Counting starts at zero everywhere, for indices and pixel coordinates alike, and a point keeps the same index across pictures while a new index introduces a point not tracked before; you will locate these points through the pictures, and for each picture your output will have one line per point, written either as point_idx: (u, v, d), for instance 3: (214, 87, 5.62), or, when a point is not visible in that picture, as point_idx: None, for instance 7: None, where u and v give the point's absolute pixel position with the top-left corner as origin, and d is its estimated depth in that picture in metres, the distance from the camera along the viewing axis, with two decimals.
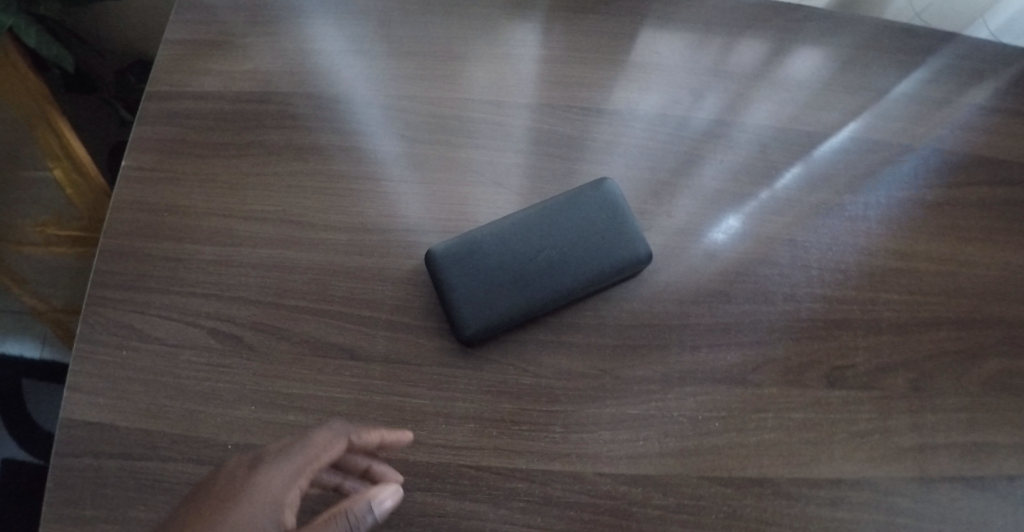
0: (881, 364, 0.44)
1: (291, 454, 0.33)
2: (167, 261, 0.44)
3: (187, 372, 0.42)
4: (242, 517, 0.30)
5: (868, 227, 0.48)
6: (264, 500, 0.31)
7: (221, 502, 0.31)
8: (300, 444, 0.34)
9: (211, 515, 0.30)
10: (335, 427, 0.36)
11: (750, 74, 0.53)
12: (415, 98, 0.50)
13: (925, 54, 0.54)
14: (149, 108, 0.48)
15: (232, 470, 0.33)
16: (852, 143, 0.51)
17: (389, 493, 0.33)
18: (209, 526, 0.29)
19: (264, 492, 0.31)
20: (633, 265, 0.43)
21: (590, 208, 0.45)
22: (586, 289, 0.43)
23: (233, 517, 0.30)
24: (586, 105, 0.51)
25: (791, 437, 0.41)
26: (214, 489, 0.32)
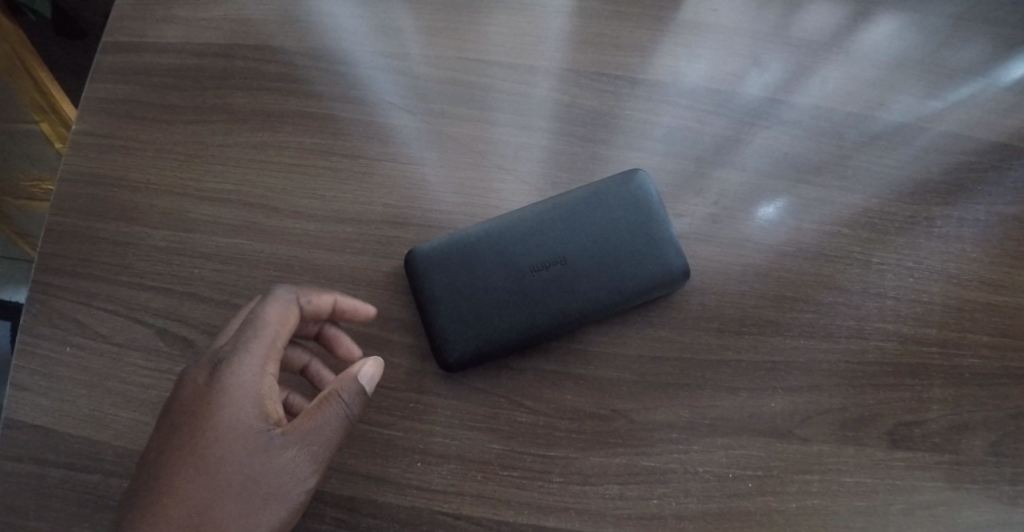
0: (962, 423, 0.35)
1: (247, 345, 0.30)
2: (117, 246, 0.38)
3: (134, 376, 0.36)
4: (227, 426, 0.28)
5: (959, 248, 0.38)
6: (243, 402, 0.29)
7: (196, 415, 0.28)
8: (250, 330, 0.30)
9: (193, 431, 0.28)
10: (283, 301, 0.31)
11: (830, 41, 0.42)
12: (413, 57, 0.41)
13: None
14: (105, 61, 0.41)
15: (192, 376, 0.29)
16: (949, 139, 0.41)
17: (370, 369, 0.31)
18: (193, 442, 0.28)
19: (238, 393, 0.29)
20: (661, 285, 0.35)
21: (611, 207, 0.37)
22: (602, 311, 0.35)
23: (219, 426, 0.28)
24: (618, 74, 0.41)
25: (841, 505, 0.34)
26: (181, 402, 0.29)
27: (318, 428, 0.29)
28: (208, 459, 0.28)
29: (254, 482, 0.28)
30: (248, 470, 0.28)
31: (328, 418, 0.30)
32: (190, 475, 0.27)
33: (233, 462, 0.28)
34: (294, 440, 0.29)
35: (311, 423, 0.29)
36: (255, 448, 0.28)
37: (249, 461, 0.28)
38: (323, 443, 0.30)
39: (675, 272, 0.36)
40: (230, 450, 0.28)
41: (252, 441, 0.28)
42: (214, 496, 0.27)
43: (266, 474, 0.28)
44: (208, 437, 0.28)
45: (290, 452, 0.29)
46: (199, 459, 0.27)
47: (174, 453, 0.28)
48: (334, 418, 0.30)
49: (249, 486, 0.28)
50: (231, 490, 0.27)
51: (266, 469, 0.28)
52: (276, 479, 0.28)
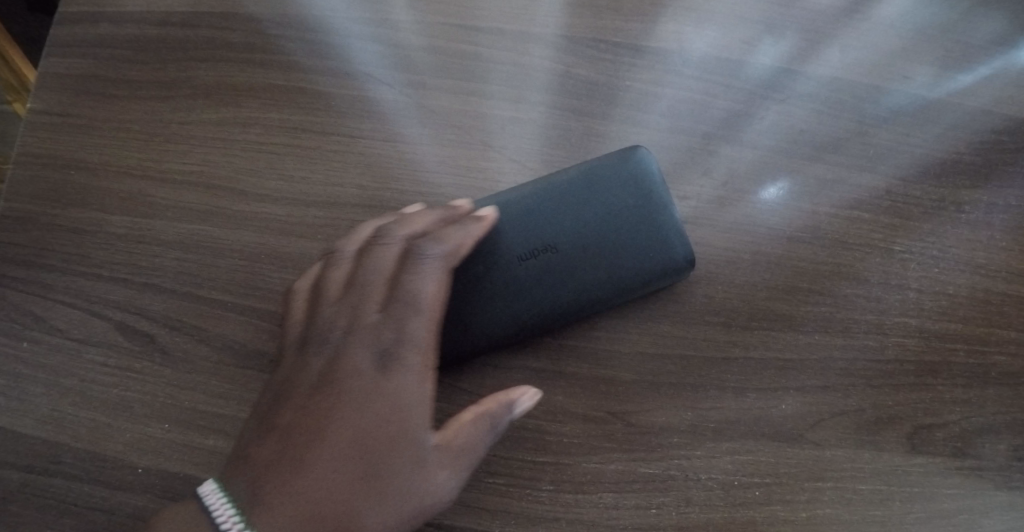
0: (990, 426, 0.32)
1: (423, 340, 0.29)
2: (73, 233, 0.35)
3: (92, 374, 0.34)
4: (390, 425, 0.27)
5: (990, 235, 0.35)
6: (402, 403, 0.27)
7: (357, 407, 0.27)
8: (412, 308, 0.29)
9: (348, 424, 0.27)
10: (440, 280, 0.30)
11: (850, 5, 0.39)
12: (395, 25, 0.38)
13: None
14: (61, 33, 0.38)
15: (350, 363, 0.28)
16: (982, 114, 0.37)
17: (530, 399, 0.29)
18: (348, 432, 0.26)
19: (399, 390, 0.28)
20: (663, 276, 0.32)
21: (610, 189, 0.34)
22: (598, 304, 0.32)
23: (381, 425, 0.27)
24: (617, 41, 0.38)
25: (854, 514, 0.31)
26: (339, 385, 0.28)
27: (471, 448, 0.28)
28: (362, 460, 0.26)
29: (403, 493, 0.26)
30: (397, 479, 0.26)
31: (479, 438, 0.28)
32: (339, 469, 0.26)
33: (386, 469, 0.26)
34: (446, 457, 0.27)
35: (462, 444, 0.27)
36: (410, 459, 0.27)
37: (401, 470, 0.26)
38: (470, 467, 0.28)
39: (677, 264, 0.32)
40: (388, 455, 0.26)
41: (410, 449, 0.27)
42: (361, 497, 0.26)
43: (414, 486, 0.26)
44: (366, 433, 0.27)
45: (442, 472, 0.27)
46: (352, 456, 0.26)
47: (325, 441, 0.26)
48: (484, 444, 0.28)
49: (396, 497, 0.26)
50: (380, 497, 0.26)
51: (416, 480, 0.27)
52: (421, 495, 0.26)
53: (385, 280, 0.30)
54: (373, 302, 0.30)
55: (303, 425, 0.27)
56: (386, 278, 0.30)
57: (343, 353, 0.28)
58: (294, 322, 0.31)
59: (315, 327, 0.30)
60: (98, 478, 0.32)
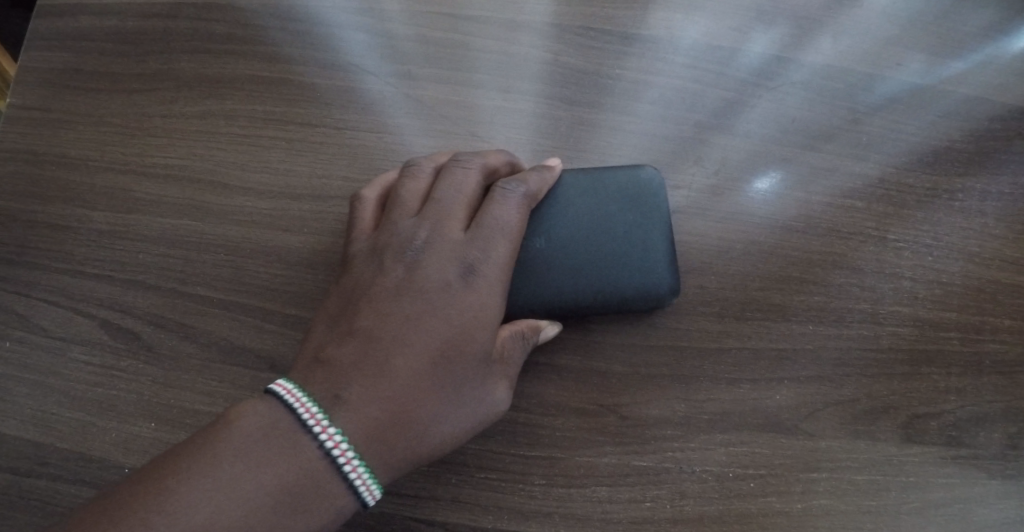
0: (983, 415, 0.32)
1: (501, 261, 0.28)
2: (52, 230, 0.34)
3: (76, 372, 0.33)
4: (466, 339, 0.26)
5: (984, 223, 0.34)
6: (478, 318, 0.27)
7: (436, 316, 0.26)
8: (494, 230, 0.28)
9: (425, 334, 0.26)
10: (522, 213, 0.30)
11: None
12: (382, 16, 0.38)
13: None
14: (39, 26, 0.37)
15: (428, 274, 0.27)
16: (974, 102, 0.36)
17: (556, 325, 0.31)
18: (425, 342, 0.26)
19: (476, 305, 0.27)
20: (652, 295, 0.32)
21: (611, 195, 0.33)
22: (583, 311, 0.32)
23: (457, 338, 0.26)
24: (608, 29, 0.38)
25: (848, 505, 0.31)
26: (418, 295, 0.27)
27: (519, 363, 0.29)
28: (436, 372, 0.26)
29: (469, 407, 0.26)
30: (472, 391, 0.26)
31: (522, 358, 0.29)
32: (413, 378, 0.25)
33: (456, 384, 0.26)
34: (508, 372, 0.28)
35: (513, 366, 0.28)
36: (477, 374, 0.26)
37: (470, 383, 0.26)
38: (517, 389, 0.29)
39: (661, 293, 0.32)
40: (460, 368, 0.26)
41: (479, 365, 0.27)
42: (438, 407, 0.25)
43: (485, 397, 0.27)
44: (444, 346, 0.26)
45: (499, 389, 0.27)
46: (427, 365, 0.25)
47: (401, 348, 0.25)
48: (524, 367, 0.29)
49: (470, 406, 0.26)
50: (456, 406, 0.26)
51: (487, 391, 0.27)
52: (491, 406, 0.27)
53: (464, 200, 0.29)
54: (453, 218, 0.29)
55: (381, 330, 0.26)
56: (465, 197, 0.30)
57: (422, 265, 0.27)
58: (363, 234, 0.30)
59: (388, 238, 0.29)
60: (81, 478, 0.31)
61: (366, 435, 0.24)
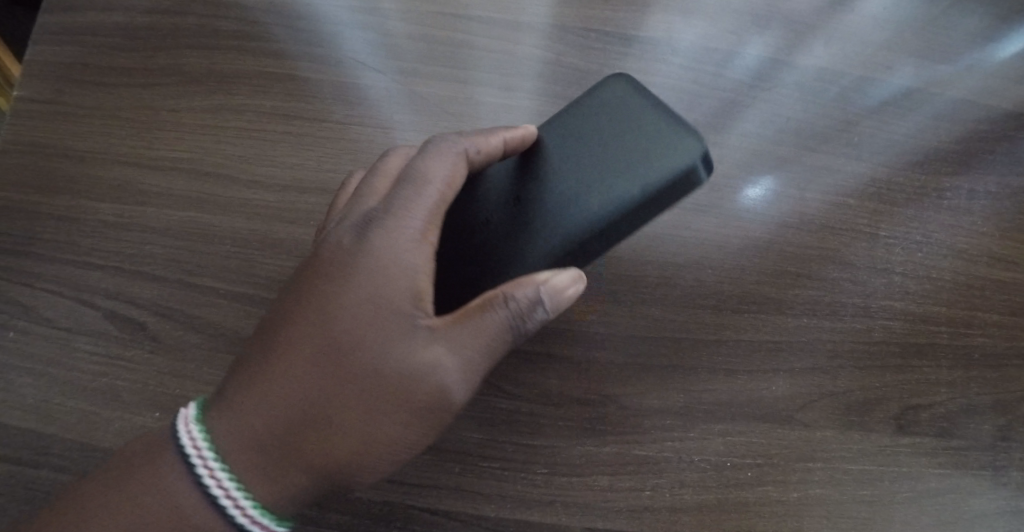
0: (972, 407, 0.33)
1: (419, 217, 0.26)
2: (59, 221, 0.35)
3: (81, 363, 0.33)
4: (370, 305, 0.24)
5: (971, 221, 0.35)
6: (388, 278, 0.24)
7: (338, 283, 0.24)
8: (410, 187, 0.26)
9: (324, 308, 0.24)
10: (452, 167, 0.28)
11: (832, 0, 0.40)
12: (387, 16, 0.39)
13: None
14: (48, 21, 0.38)
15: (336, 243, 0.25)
16: (961, 105, 0.38)
17: (573, 278, 0.26)
18: (327, 315, 0.24)
19: (386, 264, 0.24)
20: (677, 179, 0.28)
21: (597, 124, 0.31)
22: (611, 235, 0.29)
23: (361, 305, 0.24)
24: (608, 31, 0.39)
25: (843, 494, 0.31)
26: (321, 265, 0.25)
27: (502, 336, 0.25)
28: (336, 345, 0.23)
29: (388, 381, 0.23)
30: (395, 395, 0.24)
31: (489, 319, 0.25)
32: (311, 357, 0.23)
33: (368, 353, 0.23)
34: (449, 360, 0.24)
35: (467, 327, 0.25)
36: (394, 339, 0.24)
37: (387, 350, 0.23)
38: (479, 351, 0.25)
39: (683, 172, 0.28)
40: (365, 338, 0.23)
41: (393, 331, 0.24)
42: (345, 389, 0.23)
43: (412, 396, 0.24)
44: (344, 316, 0.24)
45: (437, 350, 0.24)
46: (325, 341, 0.23)
47: (298, 327, 0.24)
48: (495, 327, 0.25)
49: (393, 410, 0.24)
50: (376, 413, 0.23)
51: (415, 388, 0.24)
52: (425, 400, 0.24)
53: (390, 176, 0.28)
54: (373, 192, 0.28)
55: (283, 312, 0.25)
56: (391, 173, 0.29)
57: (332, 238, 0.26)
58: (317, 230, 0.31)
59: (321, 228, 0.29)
60: (86, 467, 0.32)
61: (269, 466, 0.23)
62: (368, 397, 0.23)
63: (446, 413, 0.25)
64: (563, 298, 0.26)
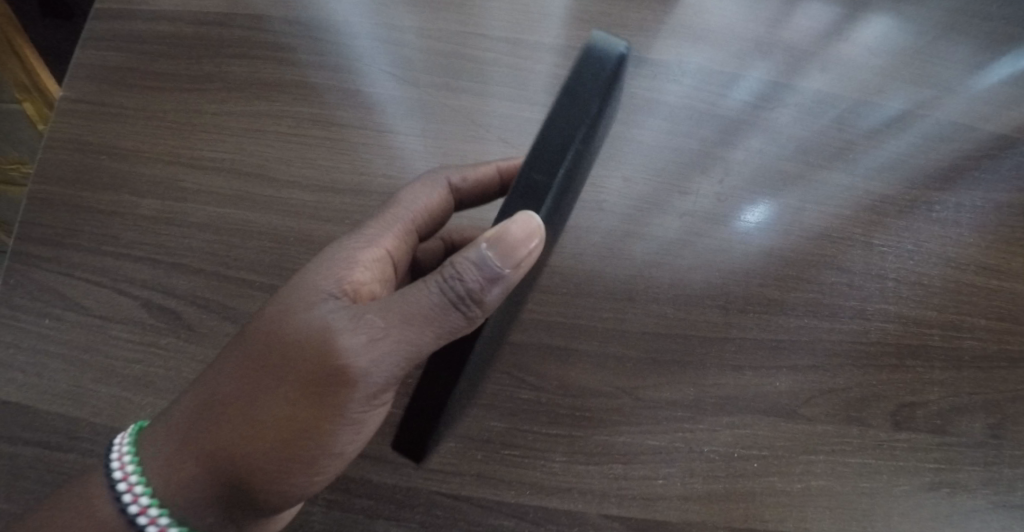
0: (962, 405, 0.35)
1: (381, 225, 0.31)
2: (100, 215, 0.36)
3: (117, 351, 0.35)
4: (297, 289, 0.25)
5: (959, 233, 0.38)
6: (324, 266, 0.26)
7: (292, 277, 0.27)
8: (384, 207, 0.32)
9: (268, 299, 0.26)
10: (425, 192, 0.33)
11: (827, 32, 0.43)
12: (417, 31, 0.41)
13: None
14: (98, 28, 0.40)
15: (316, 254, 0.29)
16: (948, 127, 0.41)
17: (523, 231, 0.20)
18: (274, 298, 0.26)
19: (328, 257, 0.27)
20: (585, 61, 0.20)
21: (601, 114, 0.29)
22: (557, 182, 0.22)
23: (290, 290, 0.25)
24: (624, 52, 0.42)
25: (843, 485, 0.33)
26: None
27: (436, 305, 0.22)
28: (255, 327, 0.25)
29: (282, 359, 0.23)
30: (280, 375, 0.23)
31: (414, 292, 0.23)
32: (234, 344, 0.25)
33: (279, 325, 0.24)
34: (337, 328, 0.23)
35: (388, 301, 0.23)
36: (303, 310, 0.24)
37: (291, 323, 0.24)
38: (393, 325, 0.22)
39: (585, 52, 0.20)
40: (278, 317, 0.24)
41: (302, 309, 0.24)
42: (246, 374, 0.24)
43: (293, 367, 0.23)
44: (276, 299, 0.25)
45: (342, 319, 0.23)
46: (249, 329, 0.25)
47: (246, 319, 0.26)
48: (416, 300, 0.22)
49: (276, 384, 0.23)
50: (261, 392, 0.23)
51: (297, 358, 0.23)
52: (308, 372, 0.23)
53: None
54: None
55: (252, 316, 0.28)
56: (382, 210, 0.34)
57: None
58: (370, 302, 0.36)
59: None
60: None
61: (176, 452, 0.24)
62: (257, 372, 0.23)
63: (339, 390, 0.23)
64: (514, 252, 0.21)
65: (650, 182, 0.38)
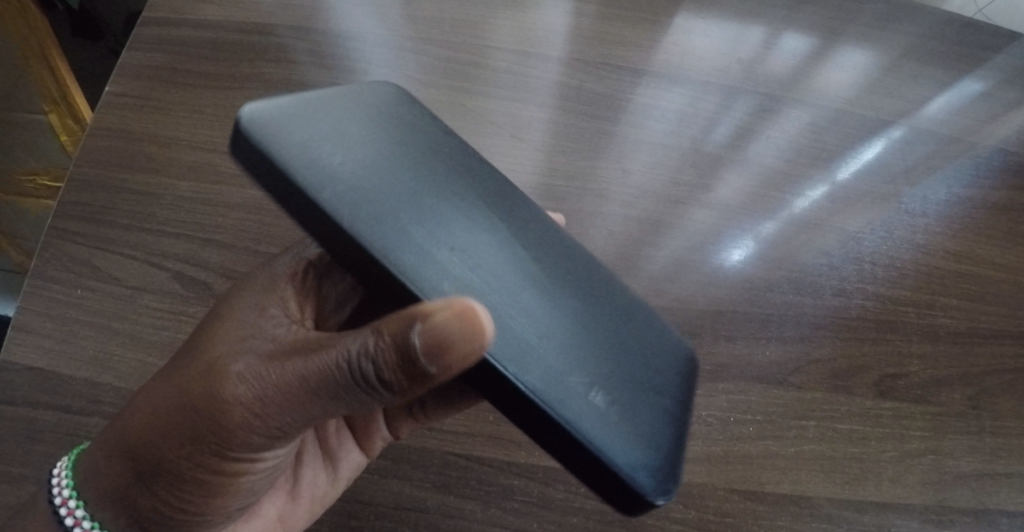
0: (940, 377, 0.38)
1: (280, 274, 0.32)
2: (138, 195, 0.39)
3: (144, 319, 0.37)
4: (210, 357, 0.26)
5: (926, 223, 0.42)
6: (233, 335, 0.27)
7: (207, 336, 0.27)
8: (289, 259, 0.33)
9: (185, 353, 0.27)
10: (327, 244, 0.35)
11: (801, 58, 0.49)
12: (435, 42, 0.46)
13: (977, 59, 0.51)
14: (144, 33, 0.44)
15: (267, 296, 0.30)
16: (908, 134, 0.47)
17: (453, 324, 0.19)
18: (193, 353, 0.27)
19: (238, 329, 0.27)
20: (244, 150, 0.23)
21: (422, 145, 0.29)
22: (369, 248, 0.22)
23: (206, 354, 0.26)
24: (622, 64, 0.46)
25: (835, 451, 0.35)
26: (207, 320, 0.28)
27: (339, 373, 0.22)
28: (172, 383, 0.26)
29: (187, 420, 0.25)
30: (182, 431, 0.26)
31: (334, 366, 0.23)
32: (152, 398, 0.27)
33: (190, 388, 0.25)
34: (235, 363, 0.25)
35: (304, 368, 0.23)
36: (209, 372, 0.25)
37: (196, 385, 0.25)
38: (304, 390, 0.24)
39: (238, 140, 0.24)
40: (186, 381, 0.26)
41: (208, 376, 0.25)
42: (158, 427, 0.26)
43: (191, 417, 0.25)
44: (191, 361, 0.26)
45: (246, 385, 0.24)
46: (164, 382, 0.27)
47: (166, 368, 0.28)
48: (327, 372, 0.23)
49: (172, 397, 0.26)
50: (171, 439, 0.26)
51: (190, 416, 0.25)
52: (201, 400, 0.25)
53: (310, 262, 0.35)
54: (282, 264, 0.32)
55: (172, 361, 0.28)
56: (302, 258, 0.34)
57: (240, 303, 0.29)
58: None
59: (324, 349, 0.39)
60: None
61: (103, 452, 0.28)
62: (167, 385, 0.26)
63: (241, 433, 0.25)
64: (450, 341, 0.19)
65: (657, 175, 0.42)
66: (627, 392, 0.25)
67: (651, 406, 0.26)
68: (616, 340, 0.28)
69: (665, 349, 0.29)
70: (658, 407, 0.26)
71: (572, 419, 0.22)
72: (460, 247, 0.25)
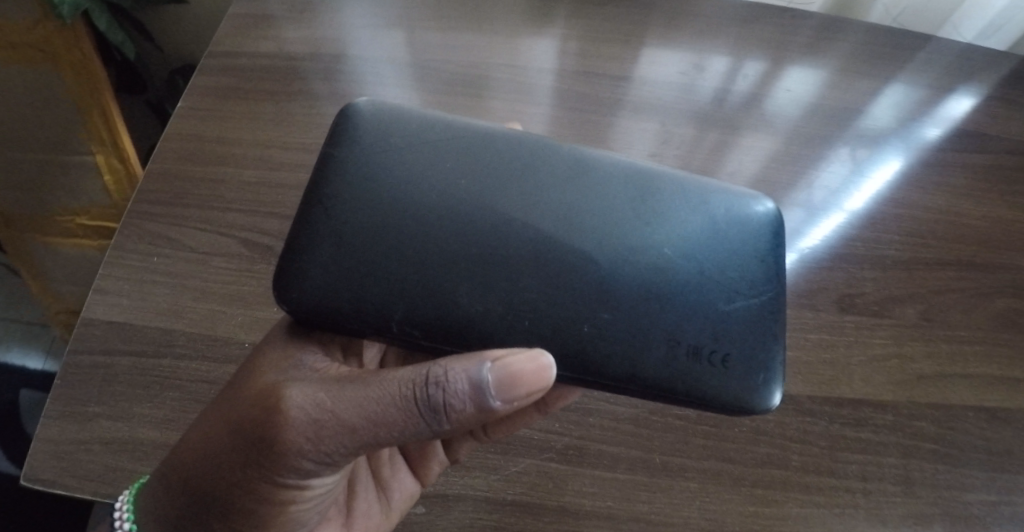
0: (894, 295, 0.44)
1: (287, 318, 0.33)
2: (206, 182, 0.47)
3: (214, 276, 0.43)
4: (256, 395, 0.28)
5: (869, 180, 0.52)
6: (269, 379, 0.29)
7: (249, 377, 0.30)
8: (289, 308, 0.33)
9: (231, 393, 0.30)
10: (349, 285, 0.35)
11: (756, 74, 0.59)
12: (449, 62, 0.56)
13: (896, 59, 0.62)
14: (211, 62, 0.53)
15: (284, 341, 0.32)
16: (852, 113, 0.57)
17: (532, 367, 0.27)
18: (238, 392, 0.30)
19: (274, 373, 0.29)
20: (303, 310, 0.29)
21: (425, 168, 0.31)
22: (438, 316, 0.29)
23: (252, 392, 0.29)
24: (606, 72, 0.57)
25: (809, 356, 0.41)
26: (246, 365, 0.31)
27: (407, 405, 0.26)
28: (223, 417, 0.29)
29: (243, 450, 0.28)
30: (237, 459, 0.29)
31: (399, 401, 0.26)
32: (206, 432, 0.30)
33: (243, 420, 0.28)
34: (283, 397, 0.27)
35: (370, 403, 0.27)
36: (258, 406, 0.28)
37: (250, 419, 0.28)
38: (366, 421, 0.26)
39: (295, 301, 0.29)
40: (238, 417, 0.29)
41: (259, 412, 0.28)
42: (214, 457, 0.29)
43: (245, 443, 0.28)
44: (240, 402, 0.29)
45: (307, 414, 0.27)
46: (217, 417, 0.30)
47: (215, 407, 0.31)
48: (394, 404, 0.26)
49: (226, 430, 0.29)
50: (226, 468, 0.29)
51: (245, 446, 0.28)
52: (253, 431, 0.28)
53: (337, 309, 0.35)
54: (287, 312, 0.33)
55: (218, 400, 0.31)
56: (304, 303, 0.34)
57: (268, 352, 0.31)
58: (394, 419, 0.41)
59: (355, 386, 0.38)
60: (210, 353, 0.40)
61: (164, 484, 0.31)
62: (219, 422, 0.29)
63: (286, 458, 0.27)
64: (521, 385, 0.26)
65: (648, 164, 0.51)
66: (718, 314, 0.31)
67: (738, 309, 0.31)
68: (694, 261, 0.31)
69: (738, 241, 0.33)
70: (745, 308, 0.31)
71: (666, 364, 0.30)
72: (501, 274, 0.30)
